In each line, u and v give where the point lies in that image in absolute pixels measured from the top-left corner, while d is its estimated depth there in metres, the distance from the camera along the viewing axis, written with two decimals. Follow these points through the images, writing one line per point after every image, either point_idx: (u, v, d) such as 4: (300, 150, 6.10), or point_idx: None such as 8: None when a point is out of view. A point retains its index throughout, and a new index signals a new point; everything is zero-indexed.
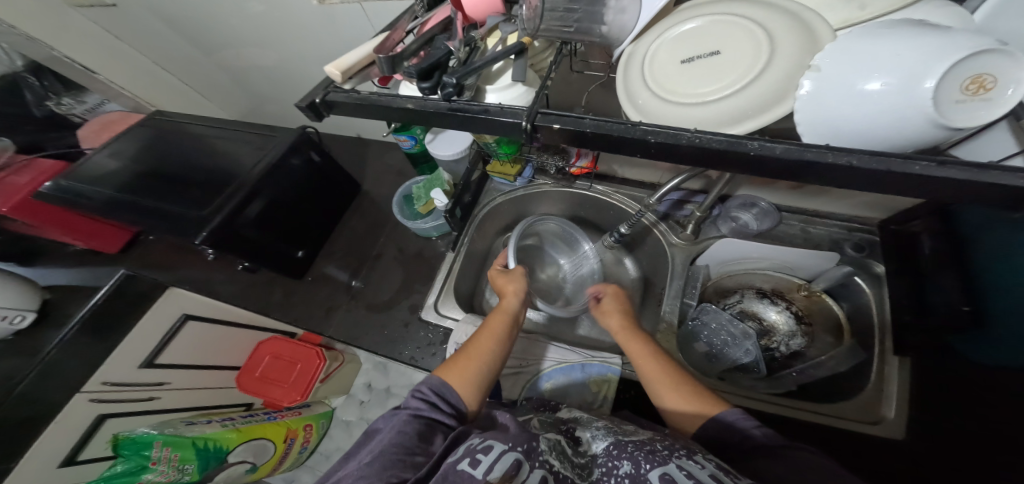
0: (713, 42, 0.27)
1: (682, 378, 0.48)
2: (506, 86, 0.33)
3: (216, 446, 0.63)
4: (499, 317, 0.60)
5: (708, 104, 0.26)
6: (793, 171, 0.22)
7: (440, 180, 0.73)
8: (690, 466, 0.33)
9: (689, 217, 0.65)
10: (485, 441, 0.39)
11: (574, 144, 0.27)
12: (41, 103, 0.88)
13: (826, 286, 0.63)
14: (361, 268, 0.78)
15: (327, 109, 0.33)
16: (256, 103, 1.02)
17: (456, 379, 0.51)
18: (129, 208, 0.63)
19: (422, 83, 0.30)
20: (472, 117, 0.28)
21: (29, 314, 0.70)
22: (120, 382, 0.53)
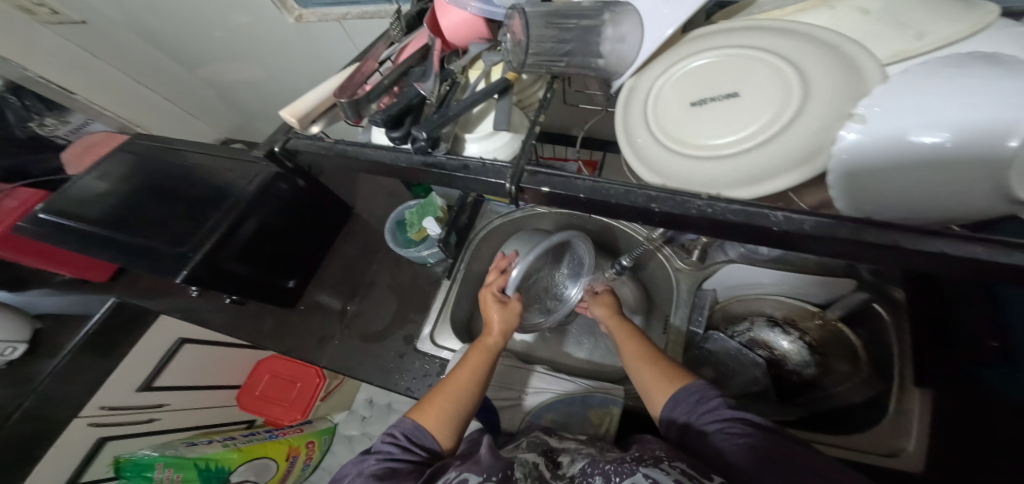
0: (732, 81, 0.24)
1: (658, 357, 0.47)
2: (488, 135, 0.28)
3: (218, 465, 0.76)
4: (479, 353, 0.52)
5: (722, 158, 0.22)
6: (827, 248, 0.19)
7: (433, 205, 0.67)
8: (655, 473, 0.34)
9: (696, 241, 0.60)
10: (461, 474, 0.39)
11: (561, 206, 0.23)
12: (24, 125, 0.81)
13: (842, 314, 0.57)
14: (355, 294, 0.74)
15: (291, 156, 0.30)
16: (247, 118, 0.99)
17: (432, 422, 0.46)
18: (105, 240, 0.59)
19: (392, 132, 0.27)
20: (448, 174, 0.25)
21: (19, 346, 0.68)
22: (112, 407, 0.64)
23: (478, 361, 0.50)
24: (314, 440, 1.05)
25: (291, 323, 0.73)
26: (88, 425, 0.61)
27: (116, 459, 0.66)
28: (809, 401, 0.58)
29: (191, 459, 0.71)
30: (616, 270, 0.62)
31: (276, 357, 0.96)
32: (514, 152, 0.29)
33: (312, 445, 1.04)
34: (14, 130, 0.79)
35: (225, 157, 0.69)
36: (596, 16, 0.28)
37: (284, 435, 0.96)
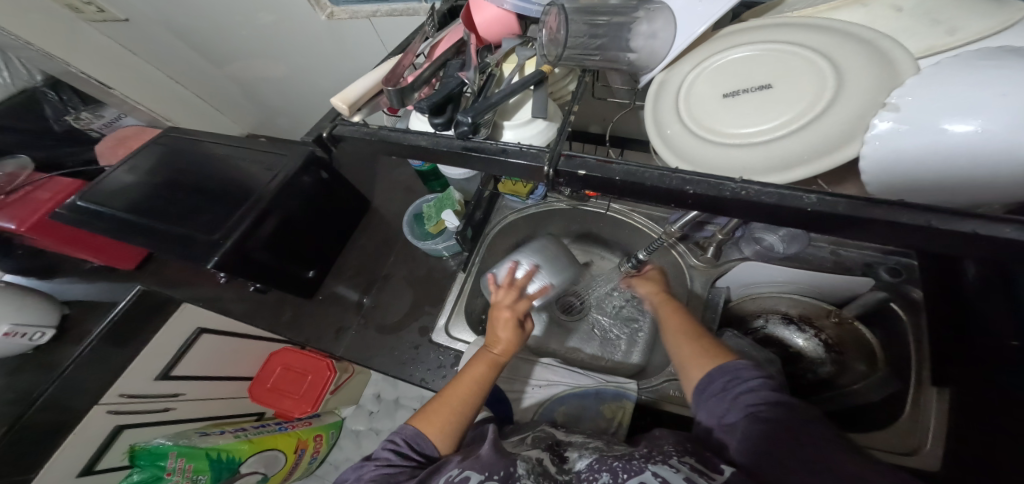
0: (764, 74, 0.25)
1: (699, 336, 0.47)
2: (524, 123, 0.30)
3: (228, 456, 0.72)
4: (484, 362, 0.53)
5: (753, 146, 0.23)
6: (854, 229, 0.20)
7: (451, 199, 0.70)
8: (664, 470, 0.36)
9: (711, 239, 0.60)
10: (462, 473, 0.41)
11: (596, 190, 0.25)
12: (61, 118, 0.88)
13: (859, 313, 0.57)
14: (370, 287, 0.76)
15: (334, 142, 0.31)
16: (269, 114, 1.01)
17: (432, 430, 0.48)
18: (140, 228, 0.61)
19: (434, 118, 0.28)
20: (488, 159, 0.26)
21: (48, 331, 0.68)
22: (135, 394, 0.63)
23: (481, 371, 0.52)
24: (321, 434, 1.05)
25: (310, 314, 0.74)
26: (106, 413, 0.59)
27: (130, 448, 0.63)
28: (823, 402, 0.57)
29: (203, 449, 0.68)
30: (632, 265, 0.61)
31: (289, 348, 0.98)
32: (549, 140, 0.31)
33: (320, 439, 1.05)
34: (51, 124, 0.87)
35: (253, 151, 0.71)
36: (630, 14, 0.29)
37: (293, 428, 0.98)
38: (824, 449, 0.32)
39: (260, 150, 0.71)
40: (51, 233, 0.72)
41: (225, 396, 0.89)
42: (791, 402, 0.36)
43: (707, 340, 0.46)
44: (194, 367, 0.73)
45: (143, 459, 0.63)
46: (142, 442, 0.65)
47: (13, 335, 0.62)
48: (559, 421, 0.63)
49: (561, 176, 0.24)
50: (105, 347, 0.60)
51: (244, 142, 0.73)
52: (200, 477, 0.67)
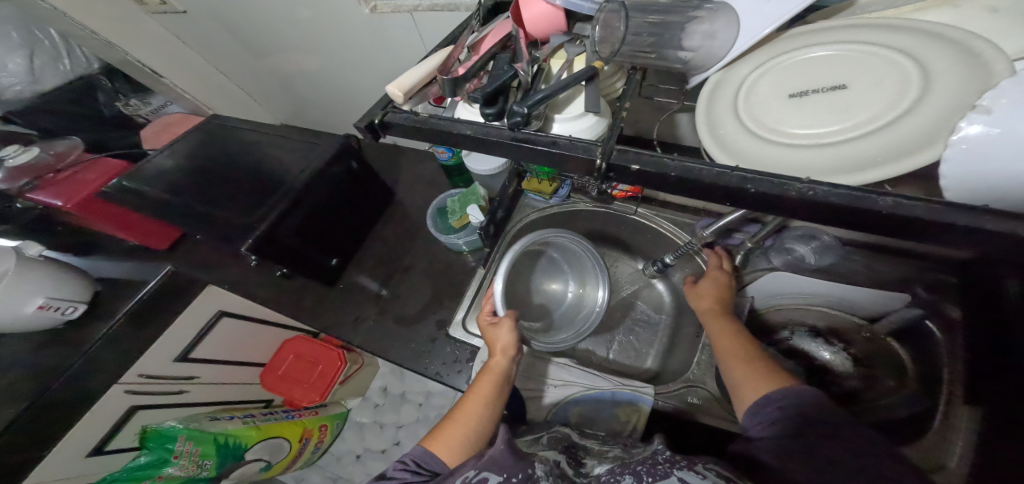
0: (835, 76, 0.25)
1: (757, 358, 0.45)
2: (574, 117, 0.30)
3: (235, 442, 0.81)
4: (487, 377, 0.54)
5: (822, 146, 0.23)
6: (932, 232, 0.19)
7: (475, 195, 0.70)
8: (691, 477, 0.35)
9: (740, 247, 0.58)
10: (479, 474, 0.41)
11: (646, 185, 0.25)
12: (112, 105, 0.91)
13: (891, 330, 0.56)
14: (391, 278, 0.76)
15: (384, 130, 0.31)
16: (299, 107, 1.03)
17: (439, 447, 0.48)
18: (178, 209, 0.63)
19: (485, 109, 0.29)
20: (538, 150, 0.26)
21: (80, 306, 0.68)
22: (152, 375, 0.64)
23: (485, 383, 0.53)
24: (326, 424, 1.10)
25: (329, 302, 0.75)
26: (124, 393, 0.60)
27: (142, 429, 0.66)
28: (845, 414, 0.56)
29: (209, 435, 0.75)
30: (658, 267, 0.66)
31: (302, 336, 1.00)
32: (599, 135, 0.31)
33: (325, 429, 1.09)
34: (103, 109, 0.89)
35: (288, 141, 0.72)
36: (689, 13, 0.29)
37: (300, 417, 1.01)
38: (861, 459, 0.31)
39: (294, 139, 0.72)
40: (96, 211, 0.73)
41: (239, 382, 0.90)
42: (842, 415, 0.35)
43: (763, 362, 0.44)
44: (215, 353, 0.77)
45: (154, 441, 0.67)
46: (154, 424, 0.68)
47: (47, 308, 0.64)
48: (573, 420, 0.63)
49: (614, 171, 0.25)
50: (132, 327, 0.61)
51: (278, 132, 0.74)
52: (206, 460, 0.74)
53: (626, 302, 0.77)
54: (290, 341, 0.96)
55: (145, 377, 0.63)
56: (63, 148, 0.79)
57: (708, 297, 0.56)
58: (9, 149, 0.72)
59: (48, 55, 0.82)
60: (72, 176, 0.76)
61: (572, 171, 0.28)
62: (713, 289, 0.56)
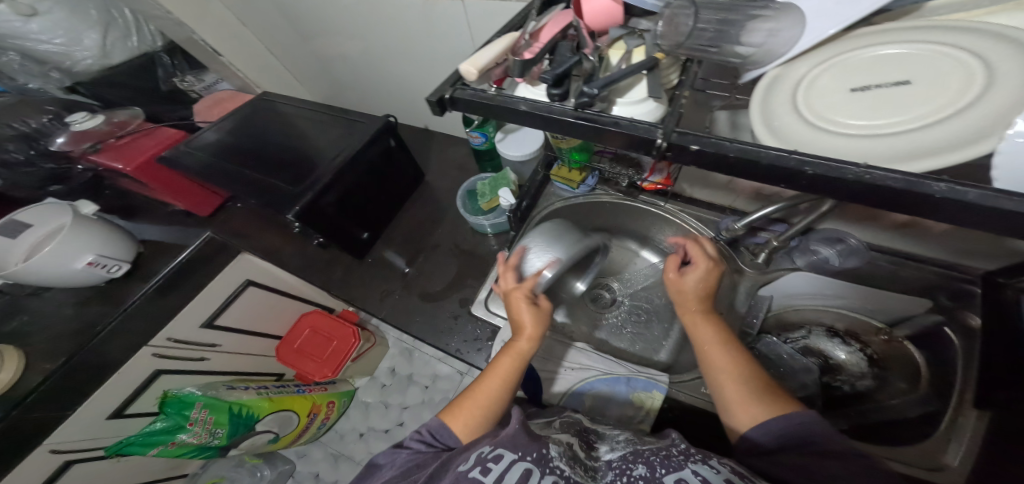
0: (897, 73, 0.26)
1: (755, 376, 0.44)
2: (636, 101, 0.31)
3: (247, 412, 0.82)
4: (509, 359, 0.53)
5: (878, 137, 0.25)
6: (983, 218, 0.20)
7: (506, 179, 0.72)
8: (704, 470, 0.37)
9: (763, 246, 0.58)
10: (494, 450, 0.43)
11: (703, 165, 0.27)
12: (169, 79, 1.01)
13: (911, 333, 0.56)
14: (417, 256, 0.78)
15: (452, 105, 0.34)
16: (335, 90, 1.05)
17: (455, 422, 0.49)
18: (240, 178, 0.69)
19: (553, 90, 0.30)
20: (602, 129, 0.28)
21: (123, 265, 0.72)
22: (181, 339, 0.69)
23: (507, 366, 0.52)
24: (336, 401, 1.12)
25: (358, 274, 0.78)
26: (153, 356, 0.64)
27: (163, 393, 0.70)
28: (856, 413, 0.57)
29: (223, 404, 0.77)
30: None
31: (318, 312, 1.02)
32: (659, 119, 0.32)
33: (333, 405, 1.11)
34: (160, 84, 0.99)
35: (331, 121, 0.75)
36: (753, 12, 0.30)
37: (310, 392, 1.03)
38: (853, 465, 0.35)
39: (335, 119, 0.75)
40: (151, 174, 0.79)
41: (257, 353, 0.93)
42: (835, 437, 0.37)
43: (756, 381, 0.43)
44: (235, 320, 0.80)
45: (172, 407, 0.70)
46: (173, 390, 0.71)
47: (95, 265, 0.67)
48: (587, 405, 0.64)
49: (674, 150, 0.26)
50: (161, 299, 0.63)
51: (320, 114, 0.78)
52: (219, 428, 0.77)
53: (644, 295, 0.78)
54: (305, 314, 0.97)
55: (173, 342, 0.67)
56: (123, 118, 0.85)
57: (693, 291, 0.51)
58: (78, 116, 0.80)
59: (120, 31, 0.89)
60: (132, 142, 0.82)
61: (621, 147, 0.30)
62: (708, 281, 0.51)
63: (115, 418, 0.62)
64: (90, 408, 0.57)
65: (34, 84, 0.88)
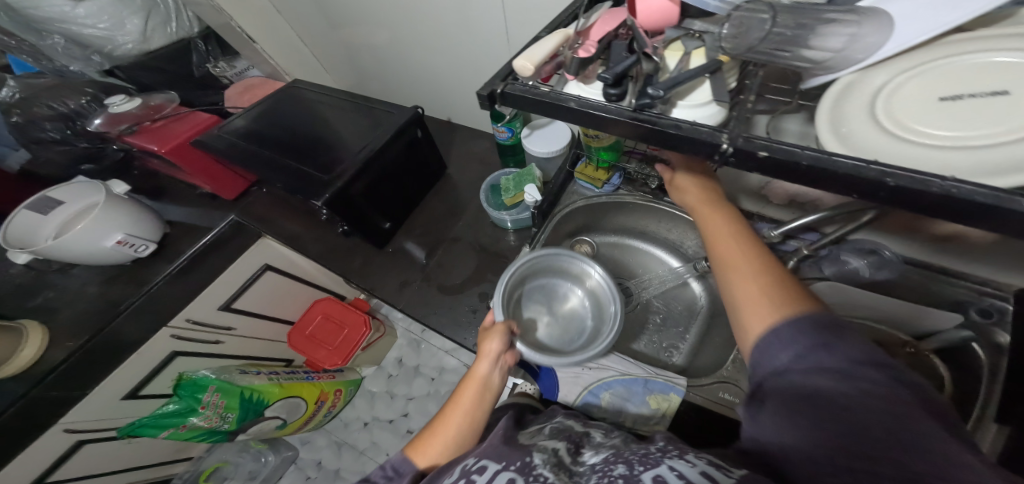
0: (990, 85, 0.26)
1: (765, 271, 0.35)
2: (699, 104, 0.31)
3: (259, 397, 0.86)
4: (471, 382, 0.56)
5: (971, 148, 0.24)
6: None
7: (530, 175, 0.72)
8: (681, 466, 0.34)
9: (792, 254, 0.56)
10: (479, 462, 0.44)
11: (768, 172, 0.27)
12: (202, 65, 0.98)
13: (940, 347, 0.54)
14: (436, 248, 0.78)
15: (502, 100, 0.33)
16: (359, 78, 1.05)
17: (415, 450, 0.52)
18: (269, 164, 0.69)
19: (610, 89, 0.30)
20: (660, 132, 0.28)
21: (149, 245, 0.73)
22: (197, 321, 0.72)
23: (467, 390, 0.55)
24: (342, 389, 1.14)
25: (376, 264, 0.78)
26: (171, 337, 0.68)
27: (178, 375, 0.74)
28: None
29: (235, 388, 0.80)
30: None
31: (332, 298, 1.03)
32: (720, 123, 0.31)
33: (339, 394, 1.13)
34: (193, 69, 0.97)
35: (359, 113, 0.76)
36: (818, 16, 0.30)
37: (318, 379, 1.05)
38: (884, 388, 0.24)
39: (365, 112, 0.76)
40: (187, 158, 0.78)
41: (265, 338, 0.96)
42: (887, 366, 0.26)
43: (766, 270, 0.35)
44: (251, 304, 0.84)
45: (184, 389, 0.74)
46: (188, 372, 0.76)
47: (124, 244, 0.68)
48: (604, 405, 0.64)
49: (737, 155, 0.26)
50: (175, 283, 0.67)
51: (348, 105, 0.79)
52: (229, 413, 0.80)
53: (661, 299, 0.77)
54: (319, 301, 0.98)
55: (190, 323, 0.71)
56: (158, 101, 0.83)
57: (692, 190, 0.46)
58: (116, 99, 0.79)
59: (160, 18, 0.88)
60: (165, 127, 0.81)
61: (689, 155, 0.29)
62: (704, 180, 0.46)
63: (127, 399, 0.66)
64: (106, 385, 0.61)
65: (75, 66, 0.87)
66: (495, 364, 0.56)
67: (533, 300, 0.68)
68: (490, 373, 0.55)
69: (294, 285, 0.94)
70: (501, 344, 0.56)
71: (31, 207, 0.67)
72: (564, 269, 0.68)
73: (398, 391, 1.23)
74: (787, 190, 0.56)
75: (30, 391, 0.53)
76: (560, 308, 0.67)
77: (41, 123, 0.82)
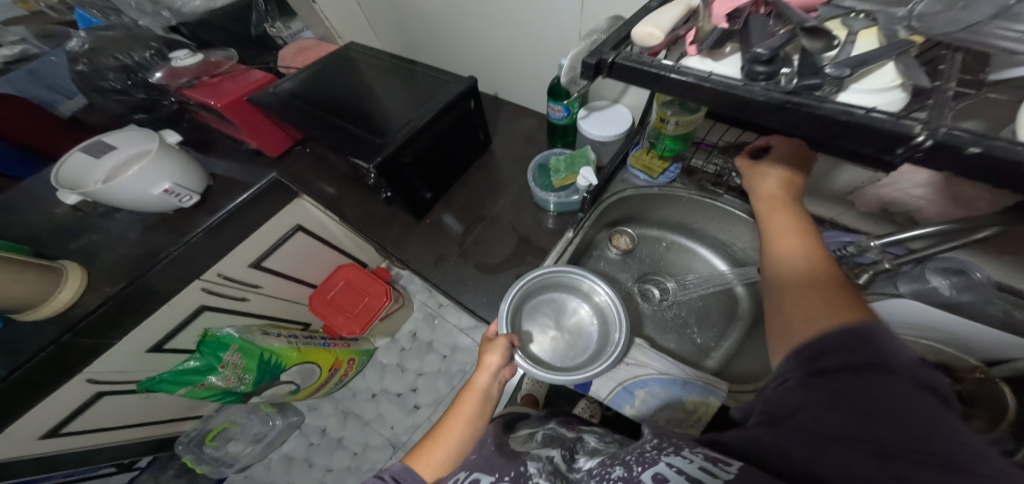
0: None
1: (824, 288, 0.37)
2: (881, 88, 0.27)
3: (276, 361, 0.89)
4: (470, 394, 0.55)
5: None
6: None
7: (584, 158, 0.69)
8: (679, 461, 0.32)
9: (867, 266, 0.52)
10: (471, 475, 0.43)
11: (973, 174, 0.23)
12: (260, 25, 0.96)
13: (1011, 375, 0.50)
14: (475, 225, 0.76)
15: (609, 69, 0.33)
16: (409, 47, 1.03)
17: (419, 463, 0.49)
18: (325, 125, 0.68)
19: (761, 65, 0.28)
20: (809, 107, 0.25)
21: (192, 197, 0.73)
22: (228, 278, 0.78)
23: (468, 402, 0.54)
24: (355, 358, 1.14)
25: (412, 234, 0.77)
26: (200, 289, 0.74)
27: (204, 331, 0.80)
28: None
29: (256, 349, 0.85)
30: None
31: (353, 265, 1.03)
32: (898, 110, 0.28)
33: (353, 363, 1.13)
34: (251, 29, 0.95)
35: (408, 86, 0.75)
36: None
37: (333, 346, 1.06)
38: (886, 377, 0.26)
39: (420, 84, 0.74)
40: (240, 115, 0.76)
41: (288, 298, 0.99)
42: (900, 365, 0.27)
43: (850, 296, 0.35)
44: (278, 264, 0.89)
45: (207, 346, 0.80)
46: (213, 329, 0.82)
47: (170, 193, 0.69)
48: (639, 405, 0.60)
49: (940, 151, 0.22)
50: (210, 238, 0.71)
51: (404, 76, 0.78)
52: (246, 374, 0.84)
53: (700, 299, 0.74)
54: (342, 267, 0.98)
55: (222, 278, 0.77)
56: (218, 58, 0.82)
57: (772, 182, 0.50)
58: (180, 53, 0.79)
59: None
60: (220, 84, 0.78)
61: (853, 146, 0.26)
62: (772, 185, 0.50)
63: (153, 352, 0.72)
64: (132, 337, 0.67)
65: (143, 22, 0.87)
66: (495, 377, 0.55)
67: (542, 313, 0.66)
68: (490, 386, 0.55)
69: (322, 249, 0.98)
70: (502, 359, 0.55)
71: (85, 149, 0.67)
72: (574, 288, 0.66)
73: (409, 364, 1.23)
74: (880, 195, 0.53)
75: (64, 335, 0.57)
76: (566, 323, 0.65)
77: (104, 72, 0.80)
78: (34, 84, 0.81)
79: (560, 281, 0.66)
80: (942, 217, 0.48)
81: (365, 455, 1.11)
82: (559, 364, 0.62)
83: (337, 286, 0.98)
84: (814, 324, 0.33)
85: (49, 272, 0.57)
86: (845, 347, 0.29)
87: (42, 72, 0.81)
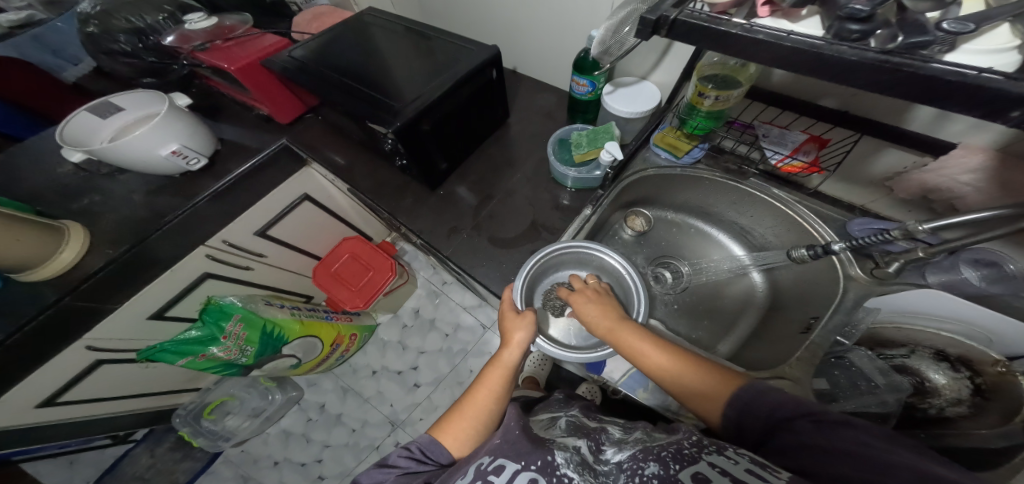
0: None
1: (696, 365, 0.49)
2: (1001, 49, 0.26)
3: (279, 333, 0.87)
4: (498, 371, 0.54)
5: None
6: None
7: (607, 132, 0.67)
8: (721, 462, 0.36)
9: (900, 254, 0.52)
10: (495, 461, 0.40)
11: None
12: None
13: None
14: (490, 201, 0.74)
15: (668, 28, 0.33)
16: (426, 15, 0.99)
17: (446, 437, 0.49)
18: (344, 89, 0.66)
19: (853, 23, 0.27)
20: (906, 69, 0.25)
21: (200, 160, 0.71)
22: (233, 244, 0.77)
23: (499, 380, 0.53)
24: (357, 334, 1.13)
25: (426, 206, 0.75)
26: (206, 255, 0.72)
27: (205, 298, 0.79)
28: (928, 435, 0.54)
29: (257, 320, 0.82)
30: (815, 253, 0.56)
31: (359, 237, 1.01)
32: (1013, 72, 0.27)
33: (353, 338, 1.12)
34: None
35: (424, 55, 0.72)
36: None
37: (337, 320, 1.06)
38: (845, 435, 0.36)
39: (440, 52, 0.72)
40: (254, 79, 0.73)
41: (291, 270, 0.98)
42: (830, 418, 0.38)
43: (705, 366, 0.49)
44: (284, 234, 0.87)
45: (211, 315, 0.77)
46: (216, 295, 0.81)
47: (177, 155, 0.66)
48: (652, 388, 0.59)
49: None
50: (216, 203, 0.70)
51: (424, 44, 0.75)
52: (248, 346, 0.82)
53: (714, 284, 0.73)
54: (346, 240, 0.97)
55: (226, 245, 0.75)
56: (232, 22, 0.77)
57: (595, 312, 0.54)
58: (194, 16, 0.76)
59: None
60: (232, 48, 0.74)
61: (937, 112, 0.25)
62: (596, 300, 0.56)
63: (154, 319, 0.71)
64: (132, 303, 0.65)
65: None
66: (523, 355, 0.55)
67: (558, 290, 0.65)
68: (517, 363, 0.54)
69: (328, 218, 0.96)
70: (528, 335, 0.54)
71: (92, 109, 0.65)
72: (590, 264, 0.65)
73: (411, 340, 1.23)
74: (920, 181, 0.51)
75: (66, 298, 0.57)
76: None
77: (115, 33, 0.76)
78: (40, 50, 0.77)
79: (575, 257, 0.65)
80: (984, 205, 0.47)
81: (365, 430, 1.11)
82: (575, 343, 0.62)
83: (342, 258, 0.96)
84: (722, 400, 0.45)
85: (49, 233, 0.56)
86: (771, 414, 0.41)
87: (48, 38, 0.78)
